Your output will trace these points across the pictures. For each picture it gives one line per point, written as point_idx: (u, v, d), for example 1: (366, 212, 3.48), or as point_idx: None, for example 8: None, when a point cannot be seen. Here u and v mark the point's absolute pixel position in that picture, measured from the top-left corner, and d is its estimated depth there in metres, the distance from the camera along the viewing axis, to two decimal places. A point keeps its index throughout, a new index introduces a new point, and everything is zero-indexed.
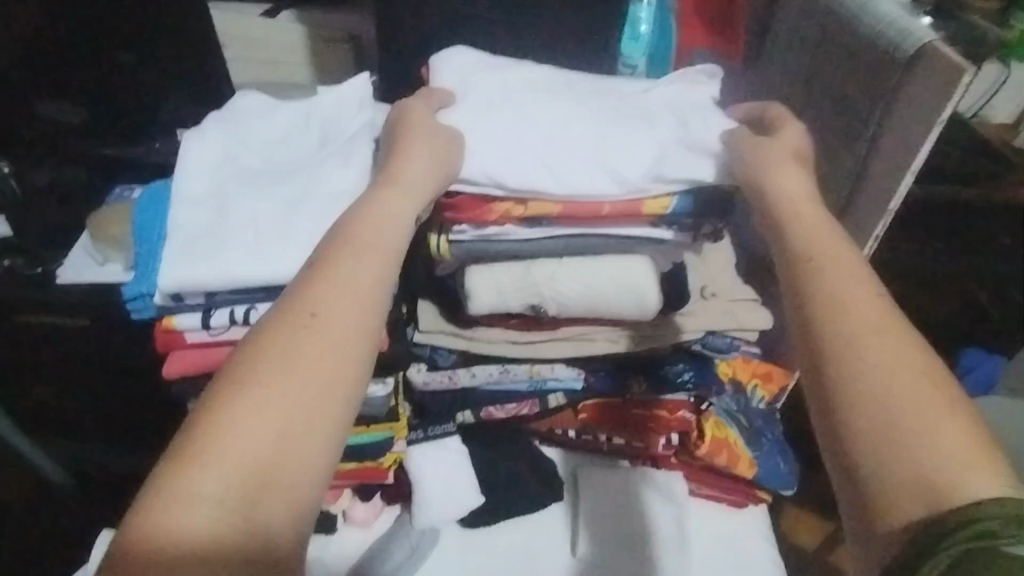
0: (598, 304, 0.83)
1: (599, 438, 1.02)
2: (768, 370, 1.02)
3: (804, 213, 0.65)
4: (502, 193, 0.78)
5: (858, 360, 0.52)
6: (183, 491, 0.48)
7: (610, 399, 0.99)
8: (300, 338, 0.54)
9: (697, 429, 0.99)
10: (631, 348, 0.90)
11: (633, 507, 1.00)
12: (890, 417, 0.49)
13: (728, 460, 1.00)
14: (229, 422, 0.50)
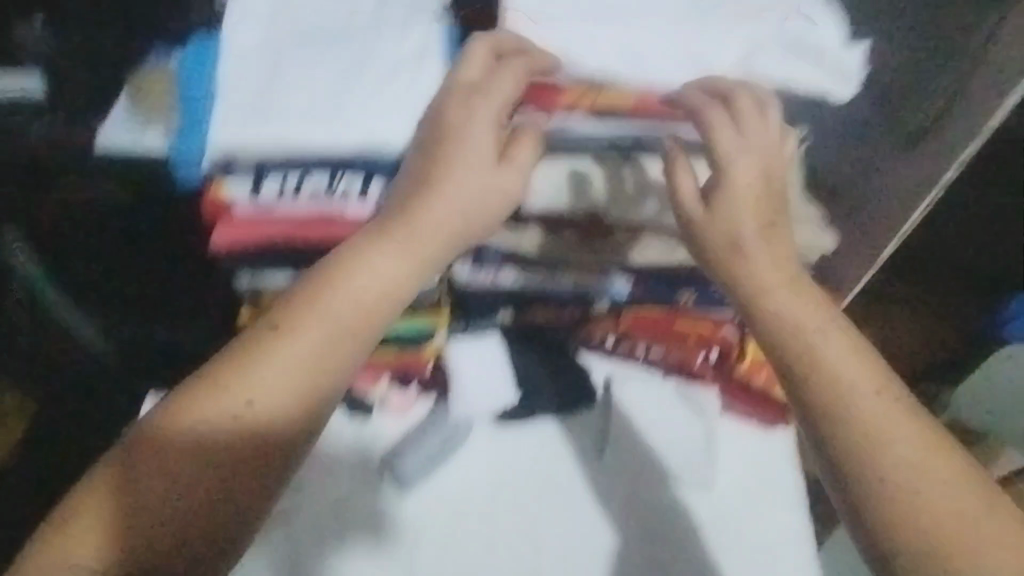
0: (653, 415, 0.85)
1: (636, 350, 0.85)
2: (857, 288, 0.86)
3: (844, 354, 0.61)
4: (527, 255, 0.75)
5: (926, 506, 0.55)
6: (169, 453, 0.58)
7: (650, 312, 0.84)
8: (292, 364, 0.59)
9: (741, 346, 0.85)
10: (670, 383, 0.85)
11: (672, 436, 0.84)
12: (961, 532, 0.55)
13: (776, 388, 0.85)
14: (223, 396, 0.58)
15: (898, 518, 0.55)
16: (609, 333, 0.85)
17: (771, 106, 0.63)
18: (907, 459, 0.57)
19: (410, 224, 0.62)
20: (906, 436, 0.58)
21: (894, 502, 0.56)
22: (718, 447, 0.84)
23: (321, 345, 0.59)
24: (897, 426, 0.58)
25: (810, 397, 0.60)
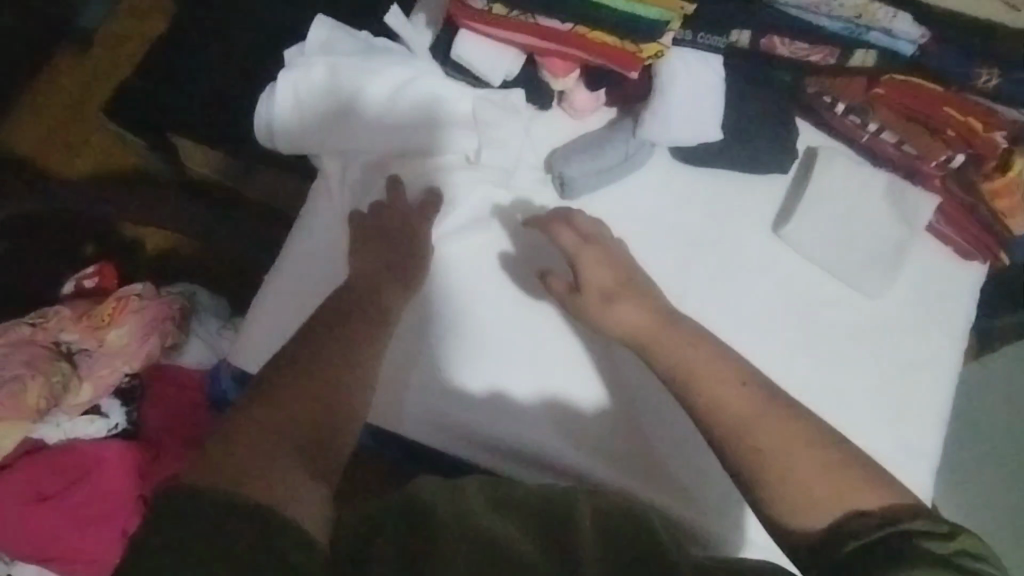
0: (825, 246, 0.74)
1: (870, 122, 0.74)
2: None
3: (702, 353, 0.63)
4: (661, 130, 0.73)
5: (773, 443, 0.57)
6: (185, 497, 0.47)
7: (913, 86, 0.70)
8: (320, 358, 0.61)
9: (1001, 161, 0.70)
10: (822, 208, 0.75)
11: (831, 278, 0.75)
12: (784, 465, 0.56)
13: (1010, 210, 0.71)
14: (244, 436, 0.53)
15: (777, 497, 0.55)
16: (841, 94, 0.73)
17: (681, 117, 0.72)
18: (740, 415, 0.59)
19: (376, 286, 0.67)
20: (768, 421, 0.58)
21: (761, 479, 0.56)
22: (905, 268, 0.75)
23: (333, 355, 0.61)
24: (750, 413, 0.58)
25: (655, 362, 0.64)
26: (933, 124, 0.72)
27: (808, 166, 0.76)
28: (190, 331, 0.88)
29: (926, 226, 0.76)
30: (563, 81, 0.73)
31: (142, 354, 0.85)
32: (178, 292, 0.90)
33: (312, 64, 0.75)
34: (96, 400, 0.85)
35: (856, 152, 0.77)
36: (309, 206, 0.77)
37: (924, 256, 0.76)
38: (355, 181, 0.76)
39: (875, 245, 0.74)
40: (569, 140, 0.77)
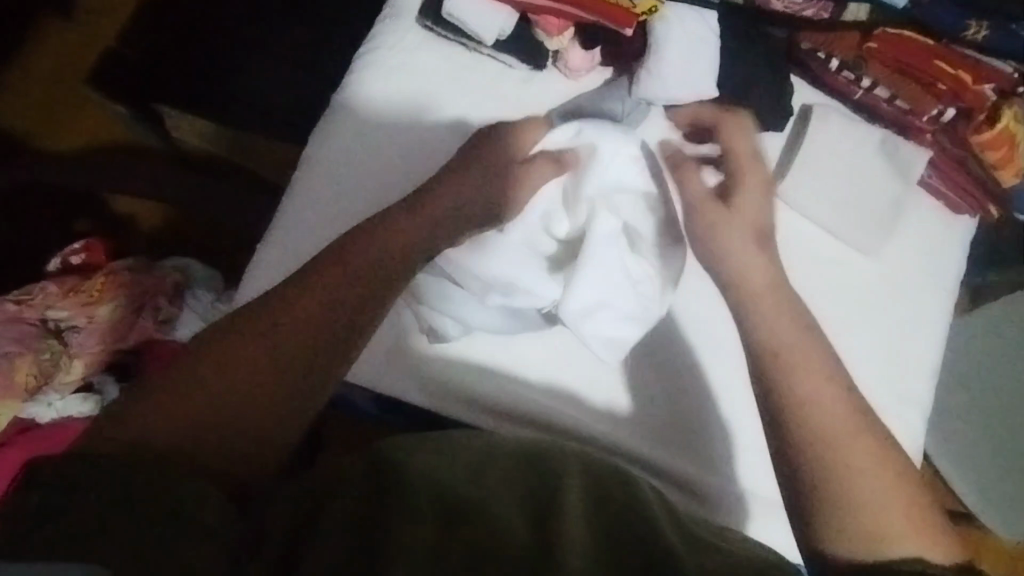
0: (826, 206, 0.74)
1: (863, 78, 0.75)
2: None
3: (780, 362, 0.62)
4: (656, 85, 0.72)
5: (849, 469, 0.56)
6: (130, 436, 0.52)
7: (910, 42, 0.73)
8: (301, 322, 0.59)
9: (990, 113, 0.72)
10: (822, 166, 0.75)
11: (830, 236, 0.75)
12: (861, 501, 0.55)
13: (997, 162, 0.73)
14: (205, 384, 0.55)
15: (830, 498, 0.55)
16: (834, 49, 0.75)
17: (676, 70, 0.72)
18: (824, 424, 0.58)
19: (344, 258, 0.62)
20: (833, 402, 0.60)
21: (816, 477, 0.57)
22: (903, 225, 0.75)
23: (291, 331, 0.58)
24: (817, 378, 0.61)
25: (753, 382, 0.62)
26: (926, 78, 0.73)
27: (801, 124, 0.76)
28: (184, 305, 0.87)
29: (920, 179, 0.75)
30: (557, 40, 0.74)
31: (136, 327, 0.84)
32: (172, 266, 0.89)
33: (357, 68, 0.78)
34: (87, 376, 0.82)
35: (849, 109, 0.76)
36: (300, 171, 0.76)
37: (921, 212, 0.76)
38: (346, 145, 0.75)
39: (869, 200, 0.75)
40: (564, 100, 0.76)
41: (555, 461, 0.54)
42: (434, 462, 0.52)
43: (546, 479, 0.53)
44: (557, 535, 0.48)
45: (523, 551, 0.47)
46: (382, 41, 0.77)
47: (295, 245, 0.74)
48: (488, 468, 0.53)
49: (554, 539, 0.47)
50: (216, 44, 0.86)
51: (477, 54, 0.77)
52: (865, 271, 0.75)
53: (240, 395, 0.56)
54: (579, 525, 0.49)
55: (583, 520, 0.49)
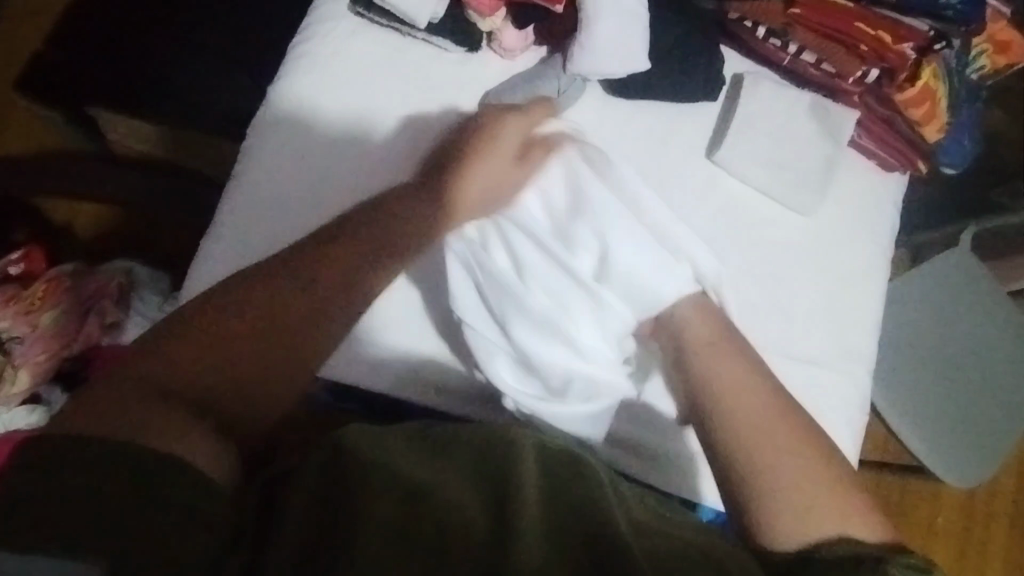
0: (762, 175, 0.76)
1: (788, 45, 0.77)
2: (1010, 40, 0.78)
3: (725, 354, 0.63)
4: (587, 60, 0.73)
5: (775, 450, 0.58)
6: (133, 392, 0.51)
7: (830, 4, 0.74)
8: (301, 306, 0.59)
9: (912, 71, 0.74)
10: (755, 133, 0.77)
11: (768, 200, 0.77)
12: (785, 474, 0.57)
13: (921, 118, 0.75)
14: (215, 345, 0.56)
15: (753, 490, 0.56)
16: (760, 18, 0.76)
17: (604, 43, 0.72)
18: (765, 419, 0.59)
19: (335, 260, 0.61)
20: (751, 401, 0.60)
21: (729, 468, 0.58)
22: (834, 186, 0.78)
23: (282, 326, 0.58)
24: (735, 386, 0.61)
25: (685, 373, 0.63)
26: (848, 40, 0.74)
27: (734, 91, 0.79)
28: (130, 307, 0.86)
29: (850, 140, 0.79)
30: (490, 21, 0.75)
31: (81, 333, 0.83)
32: (116, 268, 0.88)
33: (304, 56, 0.76)
34: (34, 386, 0.82)
35: (779, 75, 0.80)
36: (240, 163, 0.75)
37: (852, 171, 0.79)
38: (285, 135, 0.75)
39: (801, 162, 0.77)
40: (501, 80, 0.77)
41: (510, 437, 0.53)
42: (385, 446, 0.52)
43: (500, 452, 0.52)
44: (514, 507, 0.48)
45: (483, 530, 0.47)
46: (315, 33, 0.77)
47: (238, 237, 0.73)
48: (441, 453, 0.53)
49: (510, 512, 0.47)
50: (149, 41, 0.86)
51: (411, 38, 0.77)
52: (802, 231, 0.77)
53: (226, 373, 0.56)
54: (534, 501, 0.49)
55: (535, 495, 0.49)
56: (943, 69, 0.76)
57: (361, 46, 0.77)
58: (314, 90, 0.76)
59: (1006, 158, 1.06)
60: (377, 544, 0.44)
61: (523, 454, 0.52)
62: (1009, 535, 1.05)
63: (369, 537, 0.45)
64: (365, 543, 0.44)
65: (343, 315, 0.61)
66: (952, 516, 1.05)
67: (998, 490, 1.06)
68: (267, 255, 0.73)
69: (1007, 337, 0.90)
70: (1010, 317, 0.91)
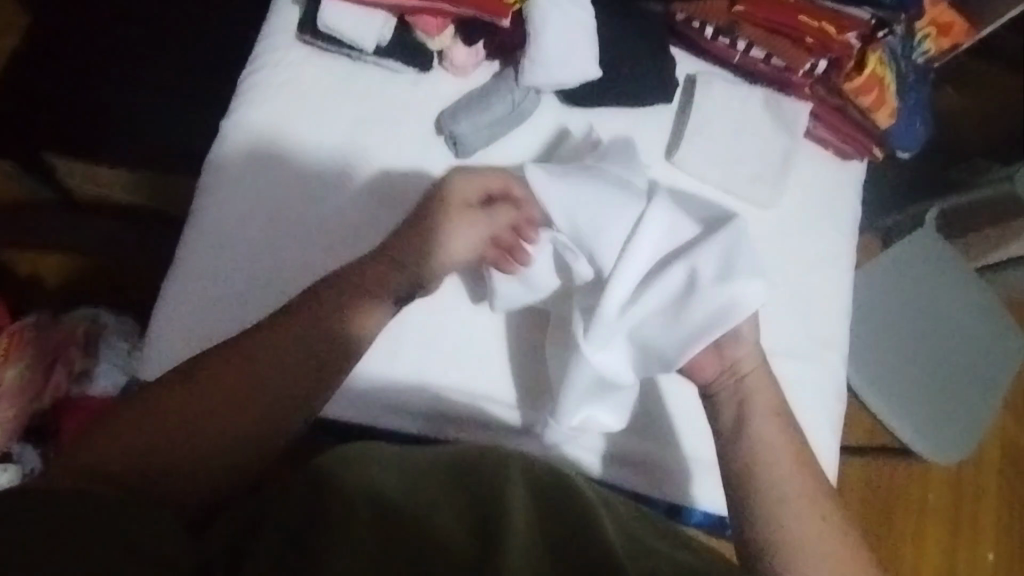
0: (726, 176, 0.77)
1: (737, 43, 0.77)
2: (953, 22, 0.79)
3: (759, 404, 0.65)
4: (539, 70, 0.73)
5: (786, 499, 0.60)
6: (108, 442, 0.55)
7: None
8: (283, 358, 0.60)
9: (858, 59, 0.75)
10: (713, 129, 0.77)
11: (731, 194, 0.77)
12: (800, 527, 0.59)
13: (871, 105, 0.77)
14: (189, 395, 0.58)
15: (782, 550, 0.58)
16: (706, 18, 0.77)
17: (551, 54, 0.72)
18: (789, 471, 0.61)
19: (305, 317, 0.62)
20: (802, 480, 0.61)
21: (764, 532, 0.59)
22: (793, 177, 0.78)
23: (254, 392, 0.59)
24: (780, 460, 0.62)
25: (720, 415, 0.66)
26: (792, 35, 0.75)
27: (688, 93, 0.79)
28: (99, 354, 0.85)
29: (805, 131, 0.80)
30: (438, 40, 0.75)
31: (49, 384, 0.83)
32: (81, 315, 0.87)
33: (257, 90, 0.76)
34: (8, 444, 0.81)
35: (731, 72, 0.80)
36: (197, 200, 0.74)
37: (809, 161, 0.80)
38: (241, 170, 0.74)
39: (759, 155, 0.77)
40: (456, 98, 0.77)
41: (497, 460, 0.54)
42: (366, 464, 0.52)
43: (489, 477, 0.52)
44: (500, 531, 0.47)
45: (470, 556, 0.45)
46: (263, 64, 0.77)
47: (204, 272, 0.72)
48: (425, 476, 0.53)
49: (495, 535, 0.46)
50: (98, 85, 0.85)
51: (362, 62, 0.77)
52: (765, 224, 0.77)
53: (196, 432, 0.57)
54: (522, 524, 0.48)
55: (524, 516, 0.49)
56: (889, 56, 0.77)
57: (311, 74, 0.77)
58: (269, 121, 0.75)
59: (963, 136, 1.08)
60: (375, 550, 0.45)
61: (510, 479, 0.52)
62: (997, 504, 1.06)
63: (355, 543, 0.45)
64: (343, 545, 0.44)
65: (307, 364, 0.61)
66: (941, 494, 1.06)
67: (983, 461, 1.07)
68: (232, 290, 0.72)
69: (975, 311, 0.91)
70: (976, 292, 0.92)
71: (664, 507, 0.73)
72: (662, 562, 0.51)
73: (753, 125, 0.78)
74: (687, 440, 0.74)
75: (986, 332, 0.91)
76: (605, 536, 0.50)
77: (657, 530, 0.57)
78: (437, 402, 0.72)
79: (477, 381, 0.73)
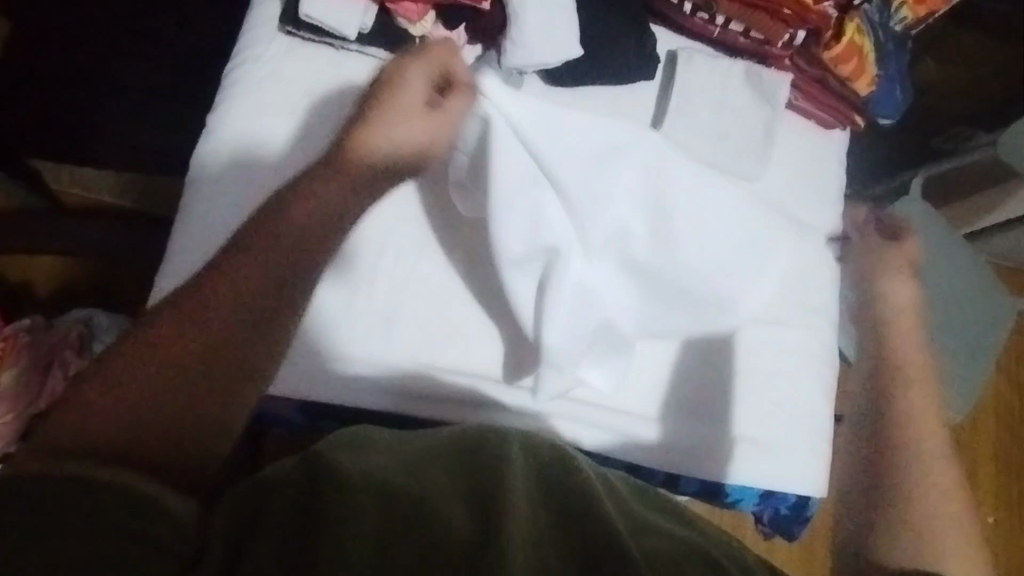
0: (712, 152, 0.78)
1: (717, 16, 0.78)
2: None
3: None
4: (521, 52, 0.73)
5: None
6: (84, 418, 0.54)
7: None
8: (247, 301, 0.60)
9: (836, 28, 0.76)
10: (697, 103, 0.78)
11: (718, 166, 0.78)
12: None
13: (852, 74, 0.77)
14: (163, 360, 0.57)
15: None
16: None
17: (532, 35, 0.73)
18: None
19: (262, 246, 0.62)
20: None
21: None
22: (776, 149, 0.79)
23: (228, 341, 0.59)
24: None
25: None
26: (771, 8, 0.75)
27: (670, 69, 0.80)
28: (93, 355, 0.86)
29: (787, 103, 0.81)
30: (420, 26, 0.76)
31: (45, 389, 0.83)
32: (74, 319, 0.88)
33: (241, 85, 0.76)
34: (3, 449, 0.81)
35: (710, 48, 0.81)
36: (187, 196, 0.74)
37: (791, 132, 0.81)
38: (225, 173, 0.74)
39: (742, 132, 0.78)
40: None
41: (495, 442, 0.53)
42: (362, 448, 0.52)
43: (489, 457, 0.52)
44: (498, 515, 0.47)
45: (466, 539, 0.46)
46: (247, 58, 0.77)
47: (198, 266, 0.72)
48: (424, 452, 0.53)
49: (495, 520, 0.47)
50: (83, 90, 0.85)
51: (345, 52, 0.78)
52: (751, 197, 0.78)
53: (186, 393, 0.57)
54: (523, 508, 0.48)
55: (524, 491, 0.49)
56: (866, 25, 0.78)
57: (295, 65, 0.77)
58: (255, 114, 0.76)
59: (944, 108, 1.09)
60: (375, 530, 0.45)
61: (511, 461, 0.51)
62: (994, 473, 1.07)
63: (349, 529, 0.44)
64: (343, 535, 0.44)
65: (274, 300, 0.61)
66: None
67: (979, 431, 1.08)
68: None
69: (963, 276, 0.92)
70: (963, 258, 0.93)
71: (662, 477, 0.74)
72: (665, 541, 0.51)
73: (737, 99, 0.79)
74: (685, 414, 0.75)
75: (976, 297, 0.92)
76: (606, 517, 0.49)
77: (663, 511, 0.56)
78: (431, 384, 0.71)
79: (473, 362, 0.74)
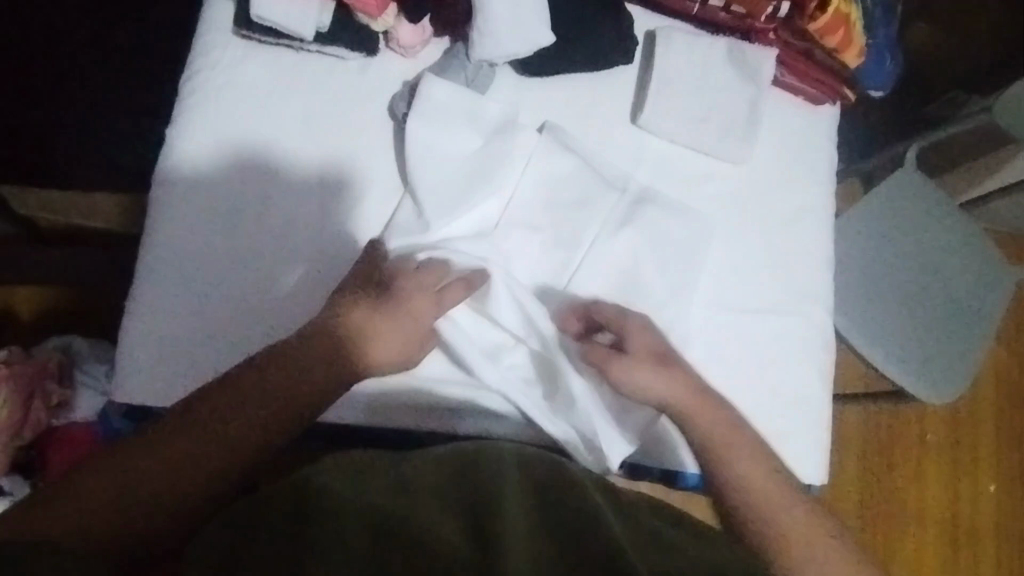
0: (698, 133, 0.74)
1: None
2: None
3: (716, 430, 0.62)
4: (489, 42, 0.70)
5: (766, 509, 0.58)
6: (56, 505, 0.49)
7: None
8: (262, 400, 0.57)
9: None
10: (680, 85, 0.75)
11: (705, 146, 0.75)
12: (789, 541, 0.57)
13: (838, 46, 0.74)
14: (172, 447, 0.54)
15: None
16: None
17: (499, 25, 0.69)
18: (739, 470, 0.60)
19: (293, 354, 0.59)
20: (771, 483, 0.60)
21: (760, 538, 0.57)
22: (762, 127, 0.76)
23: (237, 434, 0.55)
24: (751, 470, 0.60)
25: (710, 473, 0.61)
26: None
27: (649, 50, 0.77)
28: (76, 383, 0.84)
29: (773, 81, 0.77)
30: (381, 21, 0.72)
31: (29, 421, 0.80)
32: (53, 347, 0.86)
33: (200, 93, 0.73)
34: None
35: (691, 25, 0.78)
36: (154, 216, 0.71)
37: (778, 110, 0.78)
38: (191, 188, 0.71)
39: (724, 113, 0.75)
40: (406, 80, 0.74)
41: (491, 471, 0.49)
42: (345, 475, 0.49)
43: (488, 474, 0.50)
44: (496, 534, 0.43)
45: (460, 552, 0.43)
46: (204, 65, 0.73)
47: (172, 284, 0.69)
48: (419, 470, 0.51)
49: (492, 540, 0.43)
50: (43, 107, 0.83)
51: (305, 52, 0.74)
52: (739, 183, 0.75)
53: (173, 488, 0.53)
54: (519, 526, 0.45)
55: (521, 501, 0.47)
56: None
57: (254, 71, 0.73)
58: (221, 124, 0.72)
59: (939, 70, 1.05)
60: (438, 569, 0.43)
61: (506, 486, 0.48)
62: (994, 447, 1.06)
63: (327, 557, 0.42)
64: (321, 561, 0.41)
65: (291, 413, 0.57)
66: (940, 433, 1.05)
67: (979, 404, 1.06)
68: (201, 300, 0.69)
69: (962, 248, 0.89)
70: (962, 230, 0.90)
71: (657, 472, 0.73)
72: (675, 557, 0.49)
73: (720, 75, 0.75)
74: None
75: (976, 271, 0.89)
76: (610, 531, 0.47)
77: (661, 516, 0.55)
78: (421, 393, 0.69)
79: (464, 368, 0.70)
